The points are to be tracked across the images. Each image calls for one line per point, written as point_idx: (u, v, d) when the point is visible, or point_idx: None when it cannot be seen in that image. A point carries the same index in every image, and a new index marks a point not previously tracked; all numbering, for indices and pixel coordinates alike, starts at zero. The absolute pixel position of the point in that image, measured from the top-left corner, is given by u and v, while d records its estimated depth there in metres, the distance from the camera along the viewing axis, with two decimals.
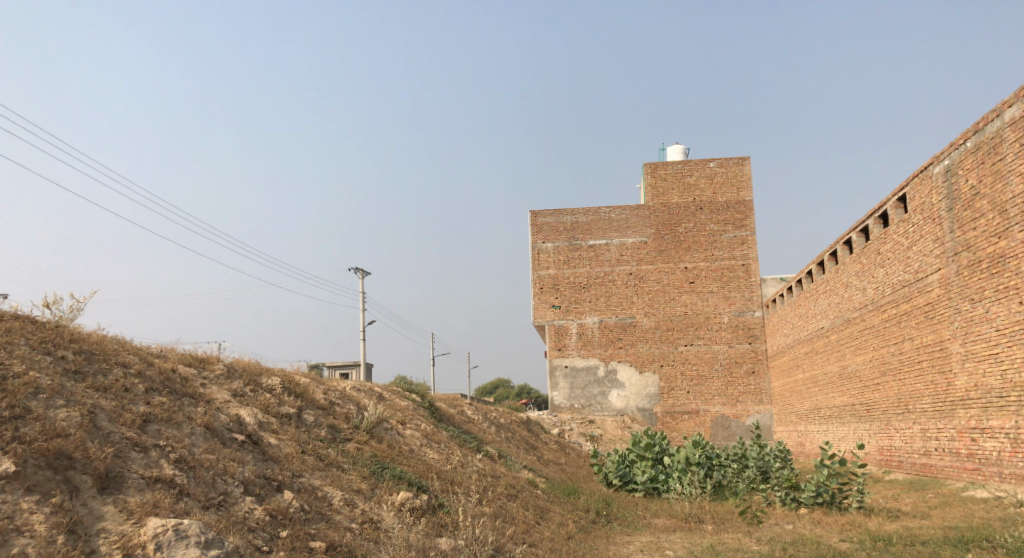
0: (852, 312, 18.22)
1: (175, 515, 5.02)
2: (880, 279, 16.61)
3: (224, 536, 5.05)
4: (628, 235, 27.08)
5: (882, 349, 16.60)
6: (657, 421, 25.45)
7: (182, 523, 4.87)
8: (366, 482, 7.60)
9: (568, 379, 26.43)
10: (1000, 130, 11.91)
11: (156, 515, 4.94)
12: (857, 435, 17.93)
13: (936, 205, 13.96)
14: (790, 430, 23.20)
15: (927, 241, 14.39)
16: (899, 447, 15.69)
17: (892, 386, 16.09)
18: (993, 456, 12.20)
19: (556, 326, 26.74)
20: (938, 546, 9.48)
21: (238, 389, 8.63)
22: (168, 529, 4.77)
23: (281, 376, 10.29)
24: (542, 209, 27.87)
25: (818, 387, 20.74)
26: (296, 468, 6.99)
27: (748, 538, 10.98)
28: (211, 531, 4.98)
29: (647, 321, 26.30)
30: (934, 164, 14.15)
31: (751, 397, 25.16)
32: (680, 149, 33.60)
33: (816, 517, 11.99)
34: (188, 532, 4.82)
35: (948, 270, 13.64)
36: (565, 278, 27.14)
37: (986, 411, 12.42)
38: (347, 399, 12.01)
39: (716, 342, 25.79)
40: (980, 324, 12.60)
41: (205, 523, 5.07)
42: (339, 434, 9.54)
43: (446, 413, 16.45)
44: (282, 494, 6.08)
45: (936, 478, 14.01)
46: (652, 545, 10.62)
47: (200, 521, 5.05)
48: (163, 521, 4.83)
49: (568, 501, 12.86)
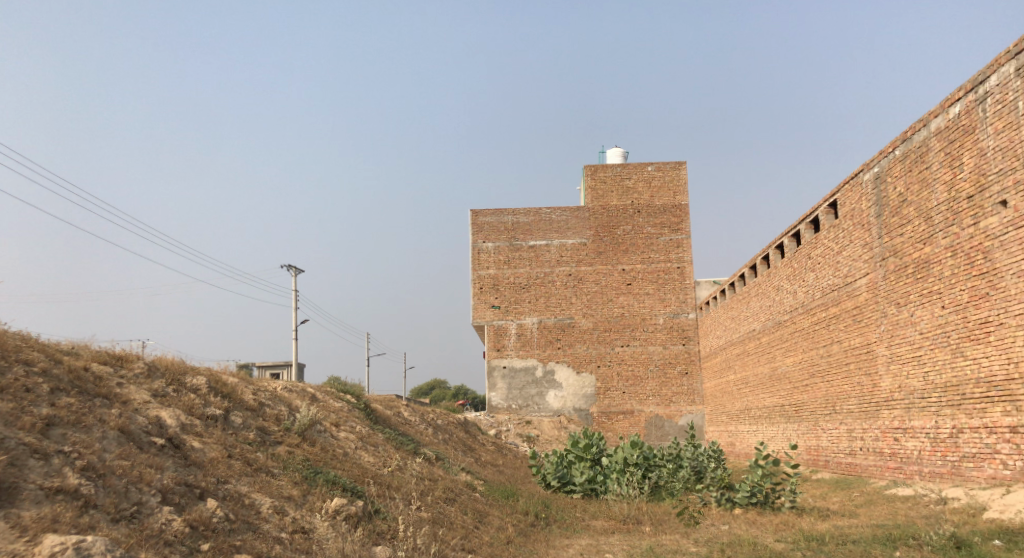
0: (783, 315, 18.56)
1: (77, 532, 4.43)
2: (810, 283, 16.94)
3: (134, 553, 4.49)
4: (567, 236, 27.05)
5: (811, 351, 16.93)
6: (593, 422, 25.52)
7: (85, 541, 4.28)
8: (297, 488, 7.18)
9: (506, 379, 26.23)
10: (926, 139, 12.21)
11: (54, 532, 4.33)
12: (786, 435, 18.27)
13: (865, 211, 14.28)
14: (721, 430, 23.56)
15: (856, 246, 14.69)
16: (826, 446, 16.02)
17: (820, 388, 16.42)
18: (914, 455, 12.51)
19: (495, 326, 26.51)
20: (869, 545, 9.59)
21: (159, 389, 8.06)
22: (67, 547, 4.18)
23: (206, 375, 9.74)
24: (483, 208, 27.57)
25: (749, 387, 21.10)
26: (222, 474, 6.53)
27: (686, 539, 10.95)
28: (119, 549, 4.40)
29: (585, 322, 26.32)
30: (864, 171, 14.47)
31: (685, 397, 25.43)
32: (619, 152, 33.89)
33: (751, 517, 12.06)
34: (91, 551, 4.23)
35: (875, 275, 13.95)
36: (505, 278, 26.92)
37: (909, 411, 12.73)
38: (278, 399, 11.50)
39: (652, 343, 25.99)
40: (905, 327, 12.90)
41: (114, 539, 4.51)
42: (269, 437, 9.07)
43: (381, 414, 16.01)
44: (204, 503, 5.62)
45: (860, 477, 14.33)
46: (592, 548, 10.46)
47: (107, 537, 4.47)
48: (62, 538, 4.24)
49: (507, 504, 12.62)
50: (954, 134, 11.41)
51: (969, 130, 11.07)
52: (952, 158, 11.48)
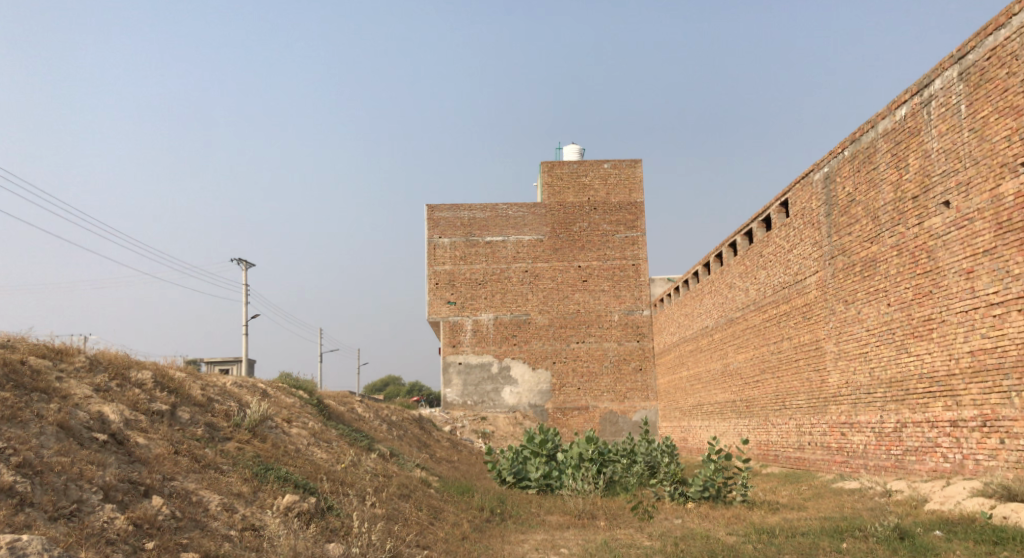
0: (735, 312, 18.84)
1: (11, 531, 4.14)
2: (762, 280, 17.22)
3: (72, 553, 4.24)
4: (524, 233, 27.04)
5: (762, 347, 17.21)
6: (548, 418, 25.59)
7: (19, 540, 3.98)
8: (248, 485, 6.99)
9: (461, 376, 26.12)
10: (873, 140, 12.49)
11: None
12: (737, 429, 18.56)
13: (815, 211, 14.56)
14: (674, 426, 23.84)
15: (806, 245, 14.97)
16: (775, 441, 16.31)
17: (770, 383, 16.71)
18: (860, 449, 12.81)
19: (450, 322, 26.37)
20: (817, 537, 9.77)
21: (101, 384, 7.79)
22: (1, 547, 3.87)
23: (152, 370, 9.46)
24: (439, 204, 27.38)
25: (701, 383, 21.38)
26: (168, 470, 6.32)
27: (640, 533, 11.01)
28: (56, 548, 4.11)
29: (541, 318, 26.36)
30: (814, 171, 14.75)
31: (639, 393, 25.66)
32: (576, 149, 34.00)
33: (703, 511, 12.21)
34: (26, 550, 3.94)
35: (824, 273, 14.23)
36: (461, 274, 26.78)
37: (855, 406, 13.03)
38: (227, 395, 11.23)
39: (607, 340, 26.15)
40: (852, 324, 13.19)
41: (50, 538, 4.25)
42: (218, 433, 8.84)
43: (335, 410, 15.77)
44: (149, 501, 5.42)
45: (809, 470, 14.63)
46: (547, 543, 10.45)
47: (43, 537, 4.20)
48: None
49: (462, 500, 12.54)
50: (900, 136, 11.69)
51: (914, 132, 11.34)
52: (898, 159, 11.75)
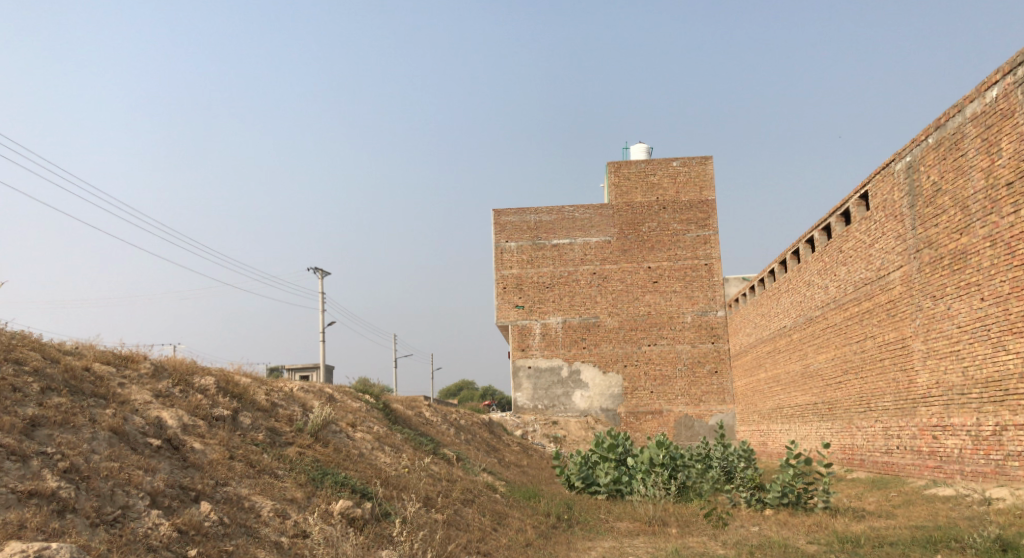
0: (814, 310, 17.99)
1: (43, 538, 4.12)
2: (842, 277, 16.36)
3: None
4: (591, 235, 26.65)
5: (844, 347, 16.35)
6: (620, 422, 25.07)
7: (49, 547, 3.95)
8: (302, 490, 6.92)
9: (532, 380, 25.88)
10: (961, 125, 11.67)
11: (18, 539, 4.01)
12: (819, 433, 17.69)
13: (897, 202, 13.71)
14: (752, 430, 23.00)
15: (889, 238, 14.12)
16: (860, 445, 15.45)
17: (854, 385, 15.84)
18: (955, 453, 11.95)
19: (519, 326, 26.19)
20: (906, 547, 9.11)
21: (163, 389, 7.88)
22: (29, 554, 3.85)
23: (217, 376, 9.58)
24: (506, 208, 27.27)
25: (780, 386, 20.54)
26: (222, 476, 6.30)
27: (714, 541, 10.52)
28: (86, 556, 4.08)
29: (610, 321, 25.90)
30: (895, 160, 13.91)
31: (714, 396, 24.87)
32: (643, 148, 33.39)
33: (782, 518, 11.60)
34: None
35: (909, 267, 13.38)
36: (529, 278, 26.58)
37: (948, 408, 12.18)
38: (292, 399, 11.29)
39: (680, 342, 25.48)
40: (942, 321, 12.34)
41: (82, 546, 4.20)
42: (280, 438, 8.86)
43: (402, 414, 15.77)
44: (198, 507, 5.37)
45: (897, 476, 13.77)
46: (615, 551, 10.07)
47: (75, 544, 4.15)
48: (22, 545, 3.89)
49: (528, 505, 12.29)
50: (990, 120, 10.87)
51: (1007, 115, 10.52)
52: (989, 144, 10.93)
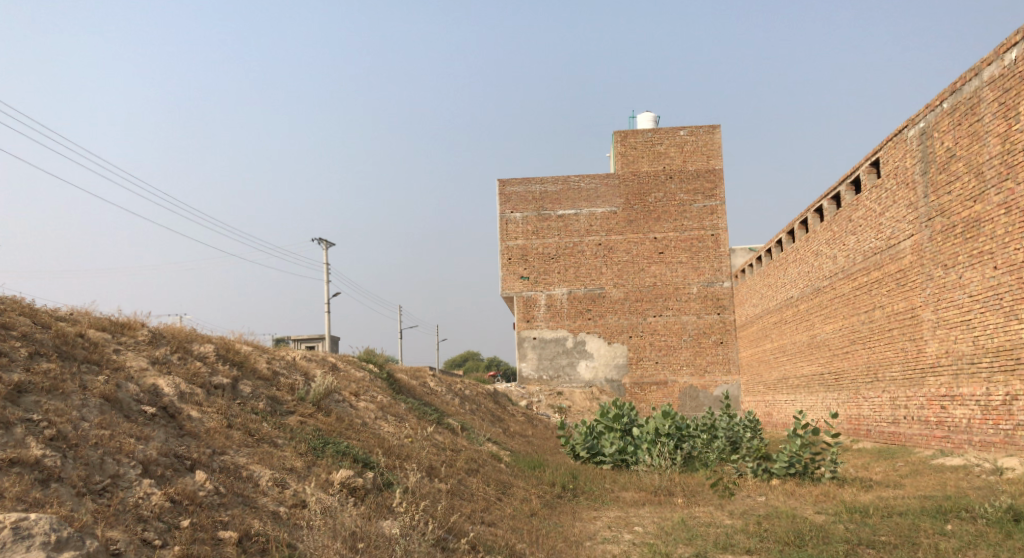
0: (822, 281, 17.72)
1: (22, 509, 3.96)
2: (851, 246, 16.07)
3: (88, 532, 4.04)
4: (597, 205, 26.32)
5: (852, 317, 16.12)
6: (625, 393, 24.97)
7: (26, 519, 3.82)
8: (302, 460, 6.77)
9: (537, 350, 25.76)
10: (978, 90, 11.31)
11: None
12: (825, 404, 17.53)
13: (910, 169, 13.37)
14: (758, 400, 22.87)
15: (900, 207, 13.80)
16: (867, 415, 15.29)
17: (861, 355, 15.64)
18: (963, 423, 11.77)
19: (524, 298, 26.00)
20: (916, 517, 8.95)
21: (160, 356, 7.72)
22: (4, 527, 3.72)
23: (217, 344, 9.42)
24: (511, 178, 26.93)
25: (786, 356, 20.35)
26: (219, 444, 6.15)
27: (720, 511, 10.39)
28: (68, 527, 3.94)
29: (616, 292, 25.67)
30: (908, 126, 13.55)
31: (719, 367, 24.73)
32: (651, 117, 32.87)
33: (789, 488, 11.46)
34: (32, 531, 3.77)
35: (920, 236, 13.08)
36: (534, 248, 26.32)
37: (957, 378, 11.97)
38: (294, 368, 11.14)
39: (685, 313, 25.28)
40: (953, 290, 12.07)
41: (64, 517, 4.03)
42: (281, 407, 8.72)
43: (406, 384, 15.64)
44: (193, 476, 5.22)
45: (904, 446, 13.61)
46: (621, 521, 9.94)
47: (55, 515, 3.99)
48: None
49: (533, 475, 12.19)
50: (1008, 83, 10.51)
51: None
52: (1006, 108, 10.58)
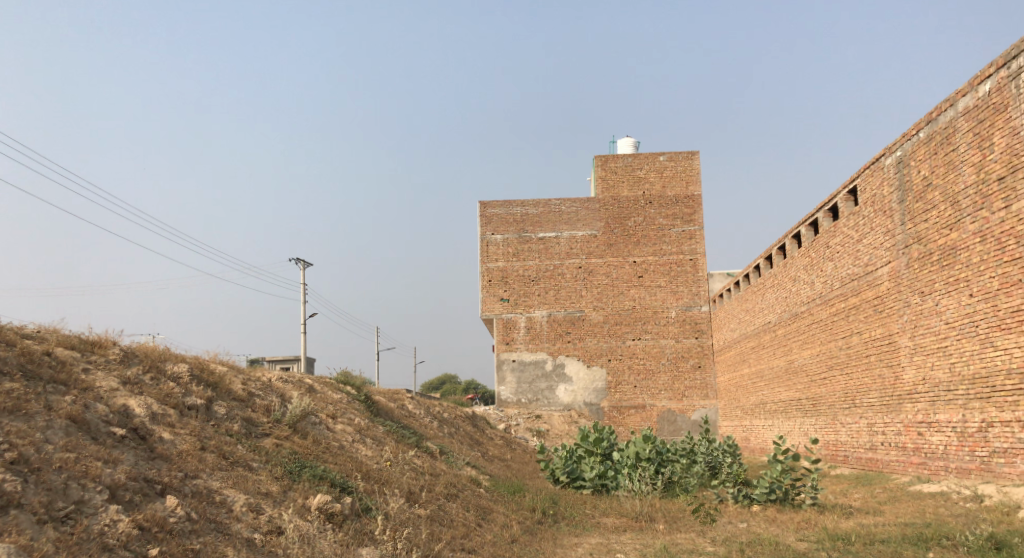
0: (800, 306, 17.78)
1: None
2: (829, 272, 16.15)
3: None
4: (577, 228, 26.34)
5: (830, 342, 16.15)
6: (604, 416, 24.82)
7: None
8: (277, 484, 6.54)
9: (515, 373, 25.56)
10: (953, 120, 11.45)
11: None
12: (803, 429, 17.50)
13: (887, 197, 13.48)
14: (735, 425, 22.82)
15: (877, 234, 13.90)
16: (844, 441, 15.26)
17: (839, 380, 15.65)
18: (940, 450, 11.77)
19: (504, 320, 25.85)
20: (898, 545, 8.86)
21: (132, 376, 7.46)
22: None
23: (190, 363, 9.17)
24: (492, 200, 26.89)
25: (764, 381, 20.36)
26: (192, 468, 5.92)
27: (703, 538, 10.24)
28: None
29: (595, 315, 25.62)
30: (885, 155, 13.68)
31: (697, 391, 24.69)
32: (631, 142, 33.10)
33: (770, 515, 11.34)
34: None
35: (897, 263, 13.16)
36: (514, 270, 26.23)
37: (934, 404, 11.98)
38: (270, 389, 10.88)
39: (664, 337, 25.26)
40: (929, 317, 12.13)
41: (22, 547, 3.80)
42: (256, 429, 8.48)
43: (384, 406, 15.38)
44: (163, 501, 5.00)
45: (882, 472, 13.57)
46: (602, 548, 9.75)
47: (11, 546, 3.76)
48: None
49: (513, 500, 11.97)
50: (983, 114, 10.65)
51: (1000, 109, 10.29)
52: (981, 138, 10.71)
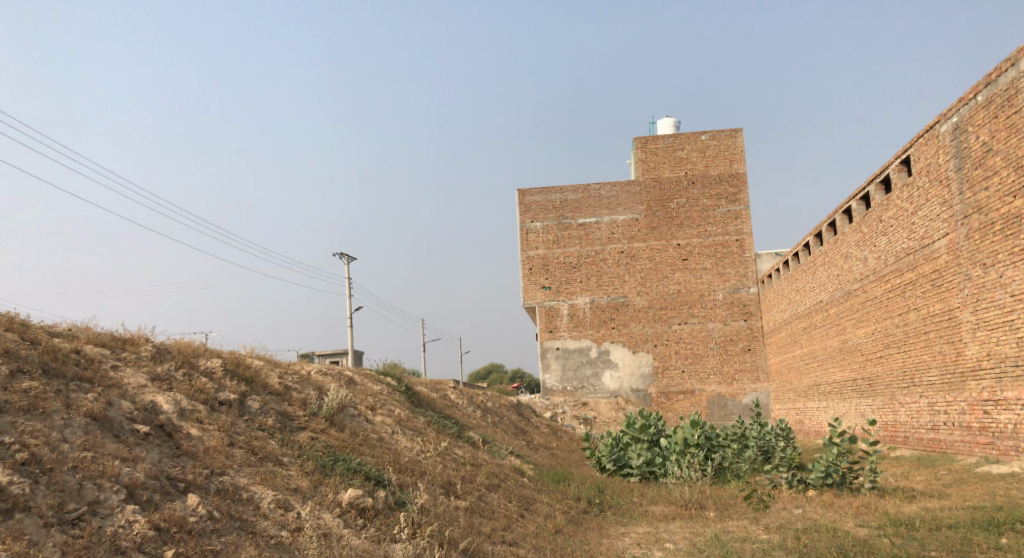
0: (852, 284, 17.06)
1: None
2: (882, 248, 15.42)
3: None
4: (618, 212, 25.82)
5: (885, 320, 15.43)
6: (652, 402, 24.35)
7: None
8: (308, 479, 6.34)
9: (560, 361, 25.23)
10: (1014, 80, 10.71)
11: None
12: (860, 410, 16.81)
13: (943, 166, 12.76)
14: (788, 408, 22.13)
15: (933, 205, 13.18)
16: (904, 422, 14.59)
17: (896, 359, 14.95)
18: (1008, 429, 11.08)
19: (546, 307, 25.52)
20: (967, 530, 8.30)
21: (162, 373, 7.35)
22: None
23: (225, 358, 9.06)
24: (530, 187, 26.55)
25: (816, 362, 19.65)
26: (219, 465, 5.75)
27: (756, 525, 9.81)
28: None
29: (640, 300, 25.12)
30: (940, 122, 12.95)
31: (748, 375, 24.05)
32: (672, 122, 32.33)
33: (827, 500, 10.83)
34: None
35: (956, 234, 12.43)
36: (555, 257, 25.87)
37: (1000, 382, 11.30)
38: (308, 382, 10.76)
39: (711, 320, 24.64)
40: (993, 289, 11.41)
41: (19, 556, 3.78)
42: (292, 423, 8.33)
43: (426, 397, 15.22)
44: (185, 499, 4.89)
45: (946, 454, 12.90)
46: (650, 537, 9.40)
47: None
48: None
49: (558, 490, 11.68)
50: None
51: None
52: None
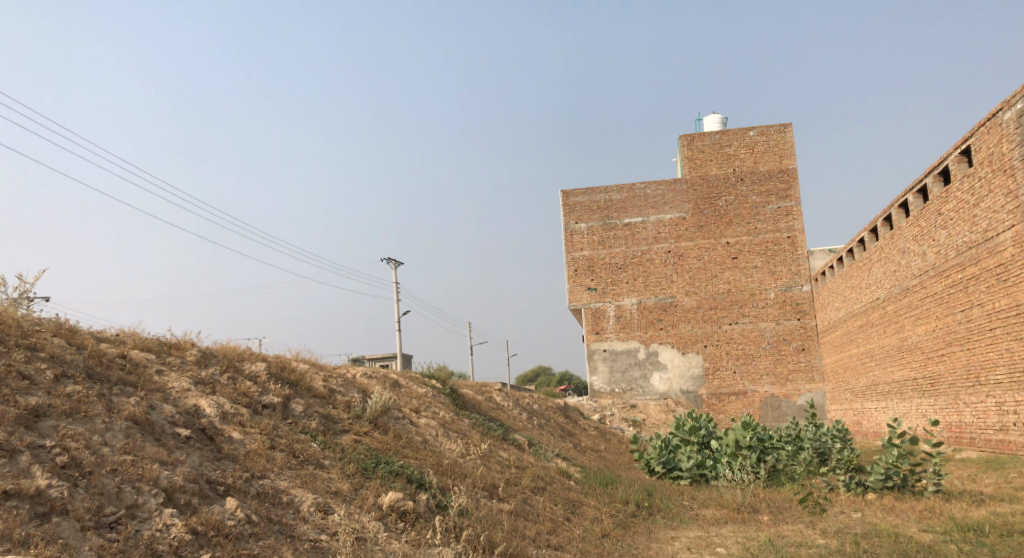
0: (910, 280, 16.43)
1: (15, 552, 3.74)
2: (942, 242, 14.80)
3: None
4: (664, 211, 25.42)
5: (947, 317, 14.81)
6: (702, 404, 23.87)
7: None
8: (349, 482, 6.30)
9: (608, 363, 24.93)
10: None
11: None
12: (921, 411, 16.17)
13: (1007, 155, 12.15)
14: (845, 409, 21.45)
15: (997, 196, 12.58)
16: (969, 422, 13.96)
17: (959, 357, 14.32)
18: None
19: (592, 309, 25.27)
20: None
21: (205, 376, 7.40)
22: None
23: (270, 362, 9.10)
24: (574, 188, 26.34)
25: (874, 361, 19.00)
26: (260, 468, 5.74)
27: (812, 529, 9.46)
28: None
29: (688, 300, 24.69)
30: (1003, 109, 12.35)
31: (803, 375, 23.40)
32: (718, 119, 31.79)
33: (888, 504, 10.39)
34: None
35: (1023, 226, 11.83)
36: (601, 258, 25.61)
37: None
38: (352, 386, 10.76)
39: (763, 320, 24.09)
40: None
41: None
42: (335, 426, 8.33)
43: (471, 399, 15.13)
44: (223, 503, 4.91)
45: (1016, 456, 12.27)
46: (701, 541, 9.10)
47: None
48: None
49: (605, 493, 11.47)
50: None
51: None
52: None
